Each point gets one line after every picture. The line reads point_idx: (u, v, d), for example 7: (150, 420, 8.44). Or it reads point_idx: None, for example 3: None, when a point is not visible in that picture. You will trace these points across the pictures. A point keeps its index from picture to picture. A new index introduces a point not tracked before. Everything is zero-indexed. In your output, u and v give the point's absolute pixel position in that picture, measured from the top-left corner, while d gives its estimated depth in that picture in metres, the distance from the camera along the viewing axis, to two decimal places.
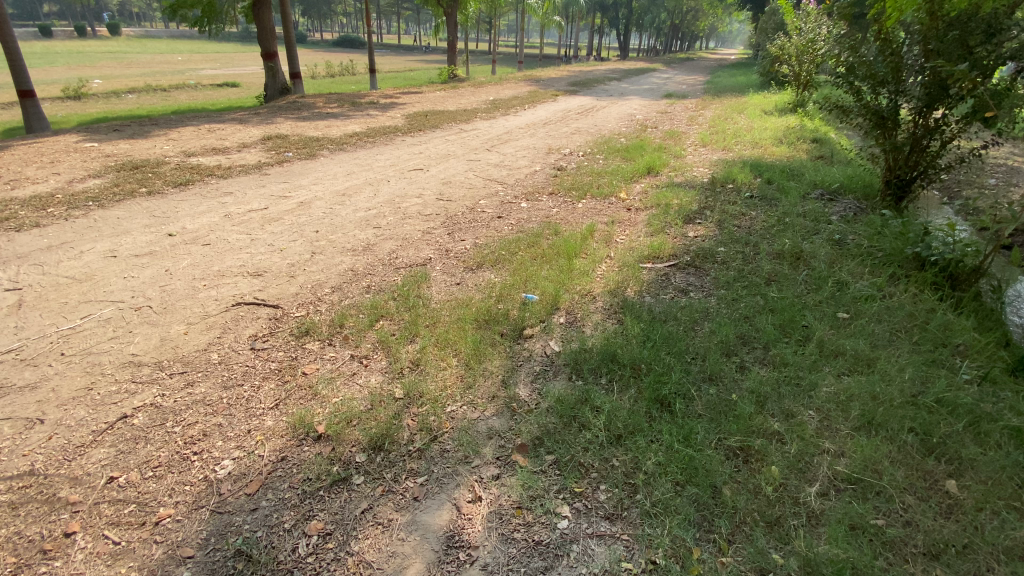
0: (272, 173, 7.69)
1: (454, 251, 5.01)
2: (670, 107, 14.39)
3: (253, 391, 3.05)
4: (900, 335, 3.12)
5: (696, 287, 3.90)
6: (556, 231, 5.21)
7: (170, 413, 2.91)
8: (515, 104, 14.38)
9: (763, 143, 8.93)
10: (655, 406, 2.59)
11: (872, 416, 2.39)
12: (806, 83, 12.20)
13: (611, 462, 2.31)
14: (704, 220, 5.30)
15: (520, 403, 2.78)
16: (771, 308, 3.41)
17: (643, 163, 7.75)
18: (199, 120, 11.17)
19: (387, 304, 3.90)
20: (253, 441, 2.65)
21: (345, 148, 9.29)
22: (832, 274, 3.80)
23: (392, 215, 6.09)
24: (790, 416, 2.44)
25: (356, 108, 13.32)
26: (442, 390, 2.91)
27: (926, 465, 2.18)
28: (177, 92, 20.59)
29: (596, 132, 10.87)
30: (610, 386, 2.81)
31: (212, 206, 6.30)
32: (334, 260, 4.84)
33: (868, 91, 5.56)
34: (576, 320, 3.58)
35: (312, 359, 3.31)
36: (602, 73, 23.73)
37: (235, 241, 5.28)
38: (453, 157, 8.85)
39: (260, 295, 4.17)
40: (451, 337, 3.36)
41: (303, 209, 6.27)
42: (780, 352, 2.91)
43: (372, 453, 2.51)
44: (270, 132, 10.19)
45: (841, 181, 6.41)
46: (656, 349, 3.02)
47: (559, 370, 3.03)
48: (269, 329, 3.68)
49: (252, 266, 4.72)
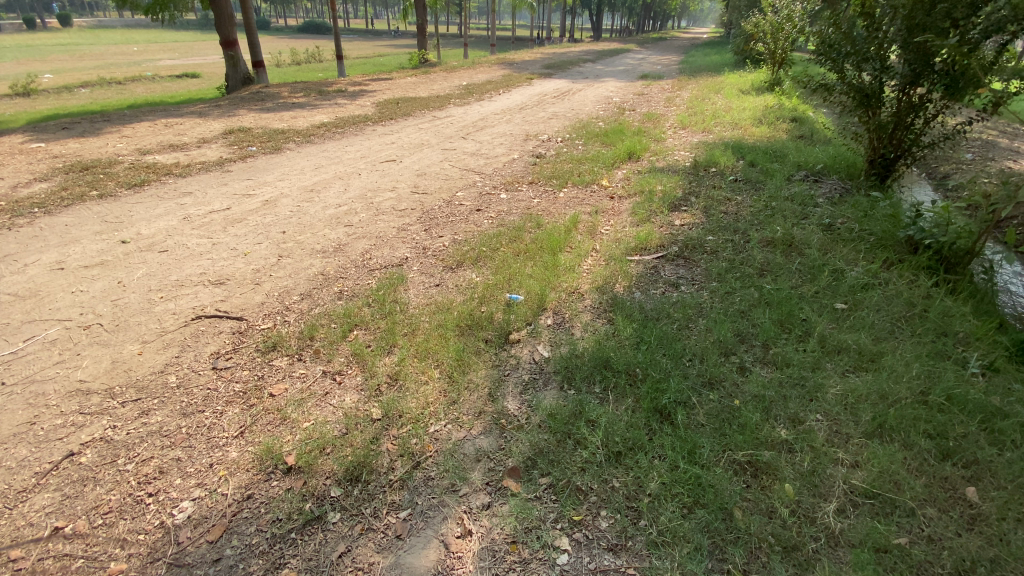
0: (235, 170, 7.26)
1: (431, 249, 4.75)
2: (646, 88, 14.18)
3: (215, 418, 2.77)
4: (902, 326, 2.99)
5: (687, 280, 3.73)
6: (538, 224, 4.98)
7: (122, 448, 2.62)
8: (489, 88, 14.01)
9: (743, 124, 8.80)
10: (654, 417, 2.41)
11: (885, 419, 2.25)
12: (781, 61, 12.10)
13: (611, 484, 2.13)
14: (690, 207, 5.12)
15: (509, 419, 2.58)
16: (767, 302, 3.26)
17: (624, 148, 7.53)
18: (155, 115, 10.54)
19: (361, 311, 3.64)
20: (216, 478, 2.39)
21: (313, 140, 8.84)
22: (826, 262, 3.67)
23: (365, 212, 5.77)
24: (797, 422, 2.29)
25: (324, 97, 12.78)
26: (424, 407, 2.68)
27: (943, 471, 2.05)
28: (134, 85, 19.49)
29: (574, 117, 10.61)
30: (605, 395, 2.62)
31: (170, 209, 5.88)
32: (303, 264, 4.54)
33: (851, 69, 5.41)
34: (564, 321, 3.38)
35: (281, 378, 3.04)
36: (576, 55, 23.43)
37: (196, 246, 4.92)
38: (427, 147, 8.50)
39: (223, 306, 3.86)
40: (432, 346, 3.13)
41: (268, 208, 5.90)
42: (780, 351, 2.75)
43: (349, 486, 2.28)
44: (233, 125, 9.65)
45: (824, 161, 6.32)
46: (651, 352, 2.84)
47: (550, 379, 2.83)
48: (233, 345, 3.39)
49: (214, 274, 4.39)
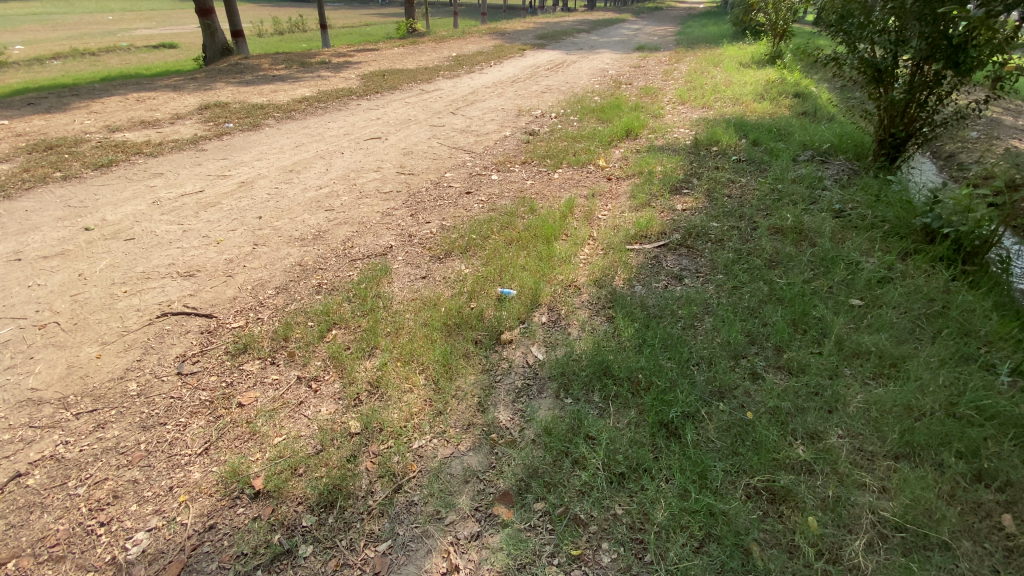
0: (210, 149, 6.84)
1: (418, 236, 4.46)
2: (642, 60, 13.67)
3: (178, 432, 2.53)
4: (922, 326, 2.79)
5: (690, 272, 3.49)
6: (532, 208, 4.69)
7: (74, 468, 2.38)
8: (480, 60, 13.41)
9: (744, 99, 8.45)
10: (659, 433, 2.20)
11: (912, 437, 2.06)
12: (783, 33, 11.64)
13: (613, 512, 1.92)
14: (692, 190, 4.84)
15: (500, 433, 2.35)
16: (778, 298, 3.03)
17: (620, 125, 7.18)
18: (127, 89, 9.96)
19: (340, 308, 3.36)
20: (175, 505, 2.16)
21: (293, 115, 8.38)
22: (839, 253, 3.43)
23: (347, 195, 5.43)
24: (817, 439, 2.10)
25: (306, 69, 12.16)
26: (407, 420, 2.44)
27: (977, 496, 1.87)
28: (107, 56, 18.57)
29: (568, 91, 10.17)
30: (605, 406, 2.40)
31: (139, 191, 5.51)
32: (279, 253, 4.23)
33: (863, 42, 5.06)
34: (559, 320, 3.13)
35: (251, 385, 2.79)
36: (570, 25, 22.67)
37: (165, 234, 4.59)
38: (414, 123, 8.09)
39: (191, 302, 3.57)
40: (417, 348, 2.88)
41: (244, 191, 5.54)
42: (795, 356, 2.54)
43: (322, 514, 2.05)
44: (209, 100, 9.13)
45: (831, 141, 6.03)
46: (655, 356, 2.61)
47: (545, 386, 2.59)
48: (200, 346, 3.13)
49: (183, 265, 4.08)
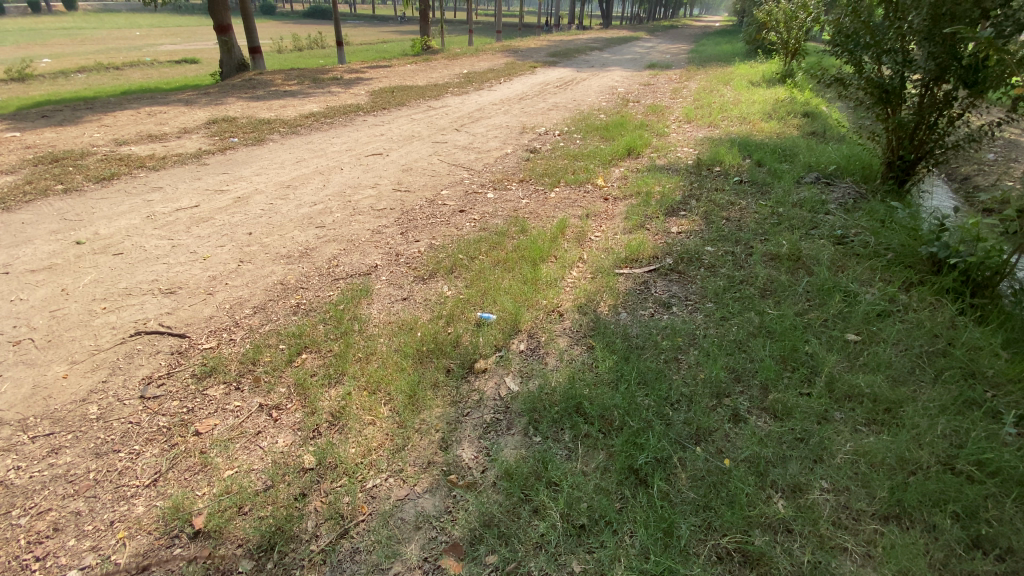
0: (212, 163, 6.88)
1: (405, 255, 4.37)
2: (652, 78, 13.63)
3: (131, 459, 2.44)
4: (923, 365, 2.59)
5: (680, 299, 3.33)
6: (523, 228, 4.58)
7: (20, 496, 2.28)
8: (490, 77, 13.47)
9: (752, 118, 8.30)
10: (628, 480, 2.04)
11: (903, 495, 1.88)
12: (795, 52, 11.49)
13: (569, 570, 1.77)
14: (689, 212, 4.68)
15: (460, 473, 2.20)
16: (768, 332, 2.86)
17: (623, 143, 7.07)
18: (140, 103, 10.14)
19: (314, 330, 3.25)
20: (113, 542, 2.06)
21: (298, 131, 8.44)
22: (838, 283, 3.25)
23: (340, 211, 5.38)
24: (799, 493, 1.92)
25: (317, 85, 12.32)
26: (364, 456, 2.31)
27: (974, 567, 1.68)
28: (130, 70, 19.09)
29: (574, 108, 10.12)
30: (573, 447, 2.24)
31: (136, 205, 5.53)
32: (263, 270, 4.17)
33: (870, 62, 4.88)
34: (538, 348, 2.98)
35: (211, 412, 2.69)
36: (585, 43, 22.83)
37: (154, 248, 4.57)
38: (417, 140, 8.08)
39: (167, 321, 3.51)
40: (385, 376, 2.75)
41: (239, 206, 5.53)
42: (782, 398, 2.36)
43: (261, 559, 1.93)
44: (217, 115, 9.25)
45: (838, 162, 5.84)
46: (631, 393, 2.44)
47: (514, 422, 2.44)
48: (168, 368, 3.05)
49: (166, 281, 4.03)
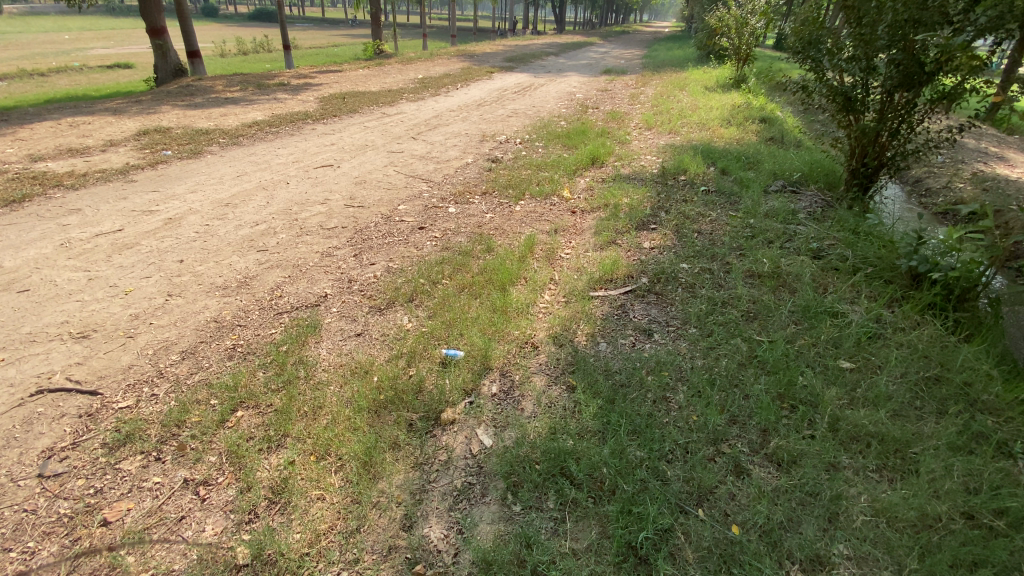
0: (141, 179, 6.22)
1: (359, 281, 3.96)
2: (610, 83, 13.63)
3: (21, 563, 1.96)
4: (921, 394, 2.44)
5: (661, 324, 3.10)
6: (488, 247, 4.26)
7: None
8: (446, 82, 13.09)
9: (711, 124, 8.29)
10: (626, 562, 1.76)
11: (933, 562, 1.67)
12: (747, 57, 11.68)
13: None
14: (660, 225, 4.48)
15: (429, 560, 1.85)
16: (759, 362, 2.65)
17: (587, 152, 6.88)
18: (61, 113, 9.20)
19: (253, 380, 2.81)
20: None
21: (241, 141, 7.82)
22: (823, 303, 3.09)
23: (286, 232, 4.90)
24: (819, 568, 1.69)
25: (263, 92, 11.61)
26: (311, 545, 1.93)
27: None
28: (56, 76, 17.67)
29: (534, 115, 9.88)
30: (561, 518, 1.94)
31: (48, 231, 4.86)
32: (195, 305, 3.67)
33: (832, 69, 4.81)
34: (511, 390, 2.66)
35: (125, 493, 2.23)
36: (541, 48, 22.79)
37: (67, 282, 3.98)
38: (371, 149, 7.62)
39: (77, 374, 2.98)
40: (336, 437, 2.36)
41: (171, 228, 4.96)
42: (786, 444, 2.13)
43: None
44: (150, 125, 8.50)
45: (800, 169, 5.82)
46: (620, 445, 2.16)
47: (489, 487, 2.11)
48: (75, 435, 2.55)
49: (79, 323, 3.48)
